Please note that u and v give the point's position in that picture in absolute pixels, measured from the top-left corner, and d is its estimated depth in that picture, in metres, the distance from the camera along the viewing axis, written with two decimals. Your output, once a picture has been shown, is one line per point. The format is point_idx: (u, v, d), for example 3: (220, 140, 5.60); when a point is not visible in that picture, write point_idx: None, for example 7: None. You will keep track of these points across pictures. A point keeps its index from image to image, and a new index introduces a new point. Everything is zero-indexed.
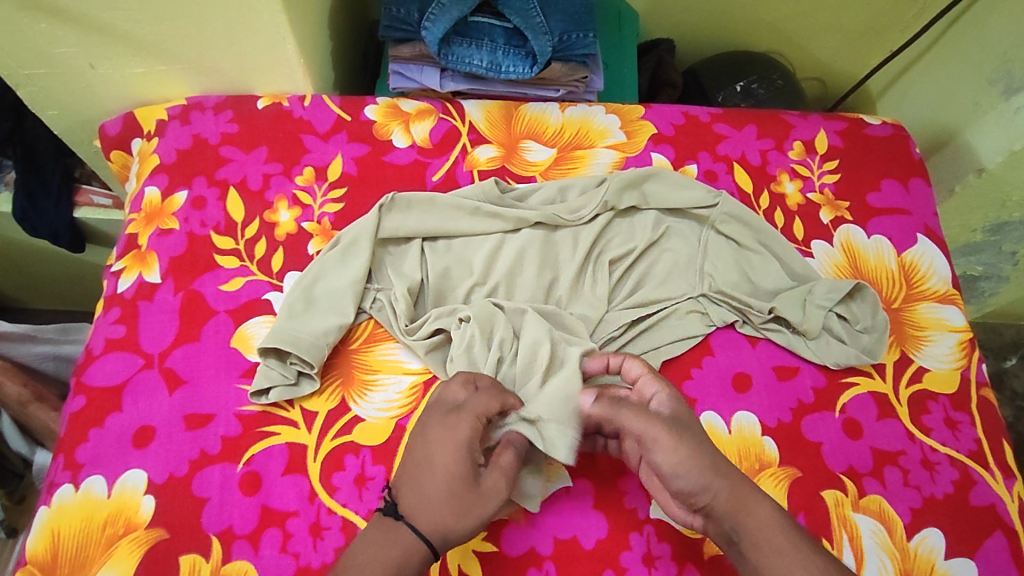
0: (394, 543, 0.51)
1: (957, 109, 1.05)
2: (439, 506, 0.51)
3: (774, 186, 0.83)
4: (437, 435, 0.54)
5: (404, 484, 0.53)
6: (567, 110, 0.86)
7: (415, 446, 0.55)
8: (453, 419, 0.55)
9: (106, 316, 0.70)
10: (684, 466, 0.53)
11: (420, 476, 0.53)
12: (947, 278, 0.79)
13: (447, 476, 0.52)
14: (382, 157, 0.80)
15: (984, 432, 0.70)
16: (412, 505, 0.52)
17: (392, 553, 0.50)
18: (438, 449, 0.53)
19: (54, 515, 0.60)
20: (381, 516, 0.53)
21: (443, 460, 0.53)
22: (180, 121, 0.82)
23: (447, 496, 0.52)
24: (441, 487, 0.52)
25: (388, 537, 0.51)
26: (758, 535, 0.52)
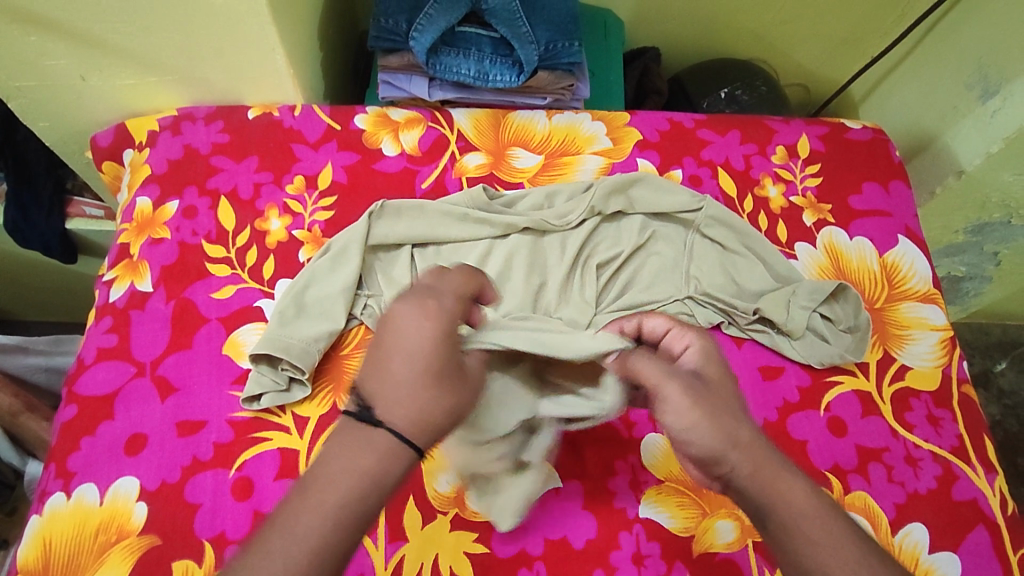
0: (375, 451, 0.43)
1: (937, 112, 1.07)
2: (424, 396, 0.45)
3: (757, 190, 0.84)
4: (414, 319, 0.46)
5: (379, 379, 0.45)
6: (554, 117, 0.87)
7: (387, 340, 0.46)
8: (442, 306, 0.47)
9: (98, 325, 0.71)
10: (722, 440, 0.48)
11: (397, 369, 0.45)
12: (928, 277, 0.81)
13: (433, 365, 0.45)
14: (371, 165, 0.81)
15: (966, 428, 0.71)
16: (393, 405, 0.44)
17: (374, 463, 0.43)
18: (415, 334, 0.46)
19: (45, 524, 0.60)
20: (352, 424, 0.44)
21: (431, 347, 0.46)
22: (171, 131, 0.83)
23: (437, 389, 0.45)
24: (429, 377, 0.45)
25: (366, 446, 0.43)
26: (795, 516, 0.46)
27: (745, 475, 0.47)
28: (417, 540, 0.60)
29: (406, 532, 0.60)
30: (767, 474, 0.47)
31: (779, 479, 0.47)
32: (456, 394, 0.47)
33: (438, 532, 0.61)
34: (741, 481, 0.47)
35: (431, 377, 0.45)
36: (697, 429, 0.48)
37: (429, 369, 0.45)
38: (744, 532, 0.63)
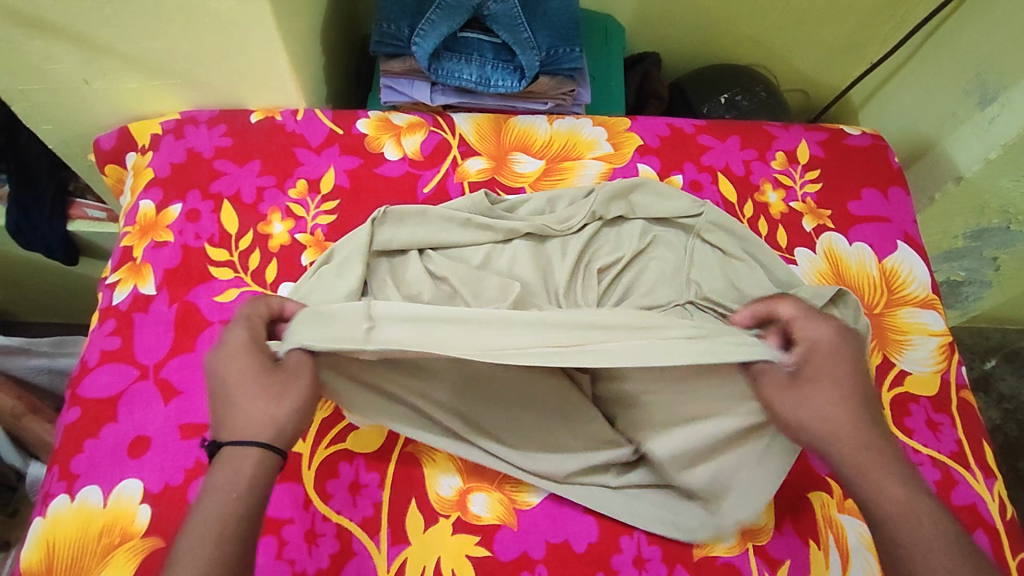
0: (231, 467, 0.48)
1: (936, 118, 1.08)
2: (248, 401, 0.50)
3: (757, 196, 0.85)
4: (218, 355, 0.53)
5: (217, 411, 0.51)
6: (555, 122, 0.88)
7: (212, 384, 0.53)
8: (233, 335, 0.53)
9: (101, 328, 0.71)
10: (827, 414, 0.53)
11: (222, 397, 0.51)
12: (927, 283, 0.81)
13: (255, 375, 0.51)
14: (373, 169, 0.82)
15: (965, 433, 0.72)
16: (231, 428, 0.50)
17: (234, 474, 0.48)
18: (225, 363, 0.52)
19: (49, 526, 0.60)
20: (210, 459, 0.50)
21: (243, 365, 0.51)
22: (175, 135, 0.83)
23: (255, 388, 0.50)
24: (256, 387, 0.50)
25: (224, 466, 0.49)
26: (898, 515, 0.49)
27: (847, 465, 0.52)
28: (418, 543, 0.61)
29: (408, 535, 0.61)
30: (870, 467, 0.51)
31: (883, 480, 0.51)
32: (289, 389, 0.51)
33: (440, 535, 0.61)
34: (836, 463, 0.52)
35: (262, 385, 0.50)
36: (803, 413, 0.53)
37: (254, 379, 0.51)
38: (744, 535, 0.63)
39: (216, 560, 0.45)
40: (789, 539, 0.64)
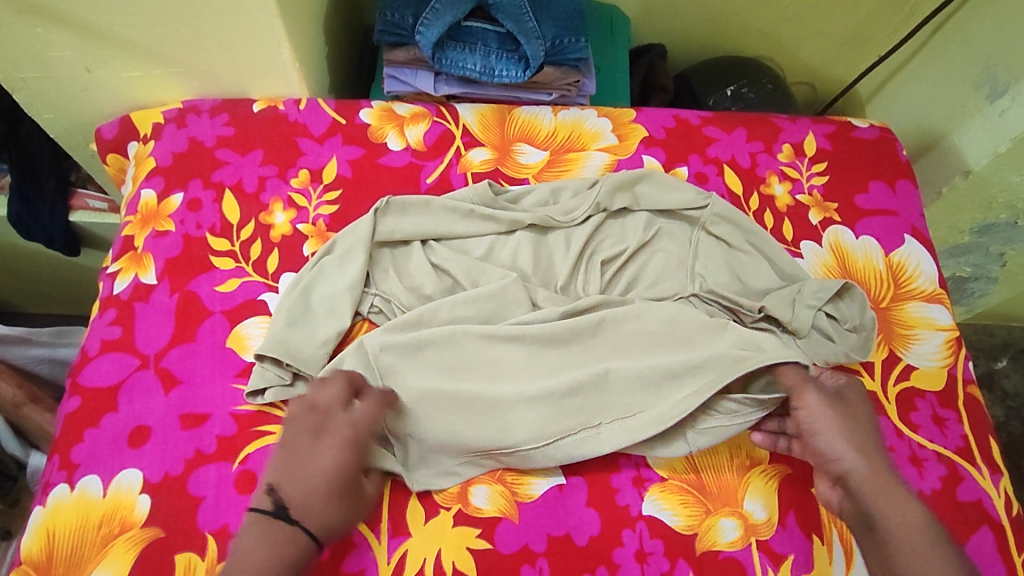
0: (285, 541, 0.52)
1: (944, 112, 1.07)
2: (332, 508, 0.55)
3: (763, 188, 0.84)
4: (328, 448, 0.56)
5: (293, 481, 0.54)
6: (559, 113, 0.87)
7: (300, 455, 0.56)
8: (334, 427, 0.57)
9: (102, 317, 0.70)
10: (835, 429, 0.61)
11: (314, 475, 0.55)
12: (934, 278, 0.80)
13: (337, 478, 0.55)
14: (376, 159, 0.81)
15: (971, 429, 0.71)
16: (305, 509, 0.54)
17: (283, 551, 0.52)
18: (331, 459, 0.56)
19: (49, 515, 0.60)
20: (268, 519, 0.53)
21: (342, 464, 0.56)
22: (176, 124, 0.82)
23: (342, 501, 0.56)
24: (333, 488, 0.55)
25: (277, 536, 0.52)
26: (901, 526, 0.56)
27: (857, 478, 0.58)
28: (419, 534, 0.60)
29: (408, 527, 0.60)
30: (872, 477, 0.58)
31: (894, 497, 0.57)
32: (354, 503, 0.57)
33: (441, 526, 0.61)
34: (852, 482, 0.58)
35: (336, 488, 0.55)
36: (820, 418, 0.61)
37: (340, 482, 0.55)
38: (747, 530, 0.63)
39: None
40: (792, 534, 0.63)
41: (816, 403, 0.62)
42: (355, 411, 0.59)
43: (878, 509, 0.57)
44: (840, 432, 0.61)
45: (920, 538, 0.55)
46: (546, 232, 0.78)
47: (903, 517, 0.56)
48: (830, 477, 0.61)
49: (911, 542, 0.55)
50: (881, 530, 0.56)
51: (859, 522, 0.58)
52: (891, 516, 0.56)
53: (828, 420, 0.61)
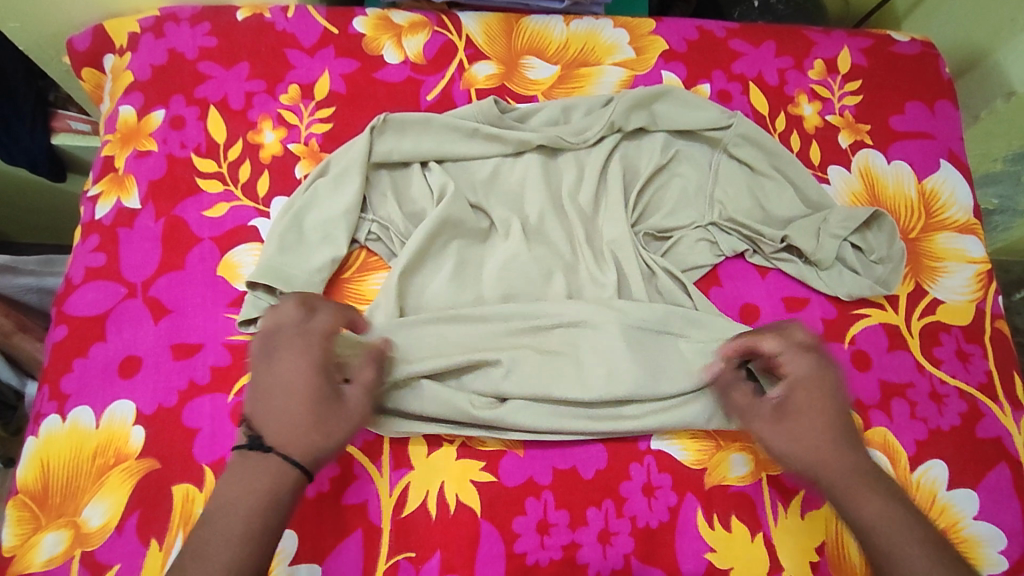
0: (263, 473, 0.48)
1: (991, 25, 0.97)
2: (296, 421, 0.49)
3: (791, 108, 0.78)
4: (290, 360, 0.51)
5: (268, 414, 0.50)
6: (572, 23, 0.79)
7: (268, 383, 0.51)
8: (289, 343, 0.52)
9: (85, 243, 0.67)
10: (782, 440, 0.55)
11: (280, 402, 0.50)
12: (968, 207, 0.75)
13: (310, 396, 0.50)
14: (371, 74, 0.74)
15: (996, 364, 0.68)
16: (277, 436, 0.49)
17: (261, 485, 0.47)
18: (291, 373, 0.50)
19: (43, 445, 0.58)
20: (242, 453, 0.49)
21: (305, 378, 0.50)
22: (154, 33, 0.75)
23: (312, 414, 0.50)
24: (309, 416, 0.50)
25: (254, 471, 0.48)
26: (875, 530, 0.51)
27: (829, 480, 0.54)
28: (422, 467, 0.59)
29: (411, 460, 0.59)
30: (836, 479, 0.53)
31: (861, 491, 0.53)
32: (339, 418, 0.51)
33: (445, 459, 0.59)
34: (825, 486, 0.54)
35: (313, 414, 0.50)
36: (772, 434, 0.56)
37: (309, 400, 0.50)
38: (758, 465, 0.61)
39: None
40: None
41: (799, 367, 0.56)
42: (316, 323, 0.53)
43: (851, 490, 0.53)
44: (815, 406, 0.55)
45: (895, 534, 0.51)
46: (555, 154, 0.73)
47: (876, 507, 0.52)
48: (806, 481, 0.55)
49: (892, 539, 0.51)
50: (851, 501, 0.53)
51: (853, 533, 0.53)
52: (866, 517, 0.52)
53: (804, 393, 0.56)
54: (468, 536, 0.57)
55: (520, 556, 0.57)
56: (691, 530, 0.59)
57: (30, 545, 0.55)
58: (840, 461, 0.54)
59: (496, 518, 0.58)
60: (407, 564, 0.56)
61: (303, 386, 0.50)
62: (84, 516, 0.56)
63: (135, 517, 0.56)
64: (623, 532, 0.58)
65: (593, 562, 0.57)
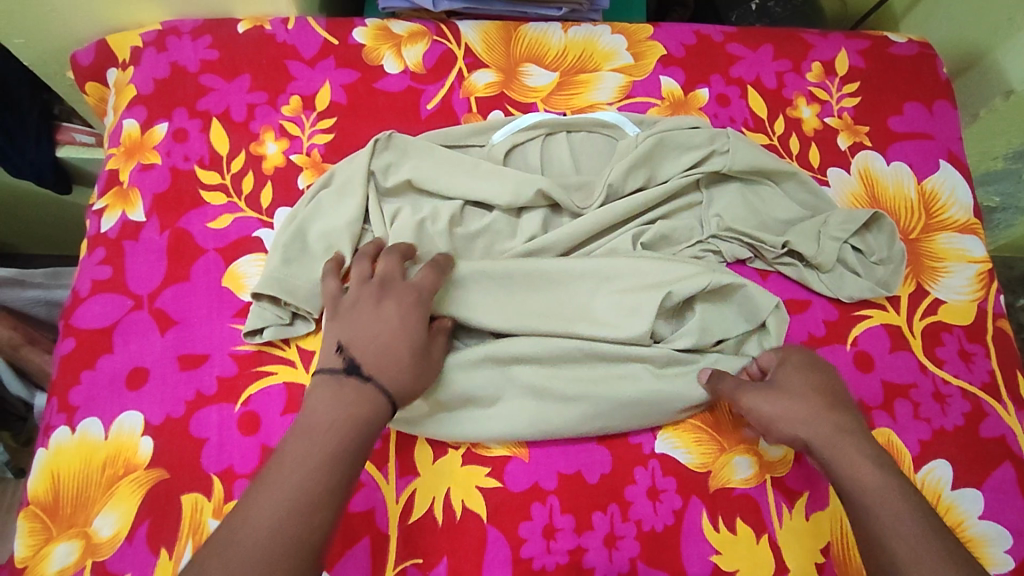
0: (370, 403, 0.51)
1: (988, 25, 0.97)
2: (406, 368, 0.53)
3: (790, 111, 0.78)
4: (395, 307, 0.55)
5: (379, 357, 0.52)
6: (570, 30, 0.80)
7: (370, 326, 0.53)
8: (400, 294, 0.56)
9: (91, 257, 0.68)
10: (779, 412, 0.57)
11: (393, 340, 0.53)
12: (969, 206, 0.75)
13: (416, 342, 0.54)
14: (372, 84, 0.75)
15: (999, 364, 0.68)
16: (382, 373, 0.52)
17: (359, 416, 0.50)
18: (394, 317, 0.54)
19: (52, 457, 0.59)
20: (339, 380, 0.51)
21: (415, 326, 0.55)
22: (156, 48, 0.76)
23: (416, 359, 0.54)
24: (410, 357, 0.54)
25: (367, 399, 0.51)
26: (863, 490, 0.52)
27: (818, 444, 0.55)
28: (428, 474, 0.59)
29: (417, 467, 0.60)
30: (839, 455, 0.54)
31: (853, 457, 0.54)
32: (428, 372, 0.56)
33: (450, 465, 0.60)
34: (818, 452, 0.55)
35: (414, 354, 0.54)
36: (767, 408, 0.57)
37: (413, 346, 0.54)
38: (762, 467, 0.62)
39: (317, 490, 0.47)
40: (808, 471, 0.62)
41: (758, 399, 0.58)
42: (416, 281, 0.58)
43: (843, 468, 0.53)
44: (791, 413, 0.56)
45: (898, 504, 0.51)
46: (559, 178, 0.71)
47: (878, 477, 0.52)
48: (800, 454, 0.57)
49: (885, 502, 0.51)
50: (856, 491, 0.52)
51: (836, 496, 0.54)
52: (860, 481, 0.52)
53: (770, 403, 0.57)
54: (475, 542, 0.57)
55: (527, 561, 0.57)
56: (696, 533, 0.59)
57: (41, 557, 0.56)
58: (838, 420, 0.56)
59: (502, 524, 0.58)
60: (414, 572, 0.57)
61: (389, 311, 0.54)
62: (94, 527, 0.56)
63: (144, 527, 0.56)
64: (629, 536, 0.58)
65: (599, 566, 0.57)
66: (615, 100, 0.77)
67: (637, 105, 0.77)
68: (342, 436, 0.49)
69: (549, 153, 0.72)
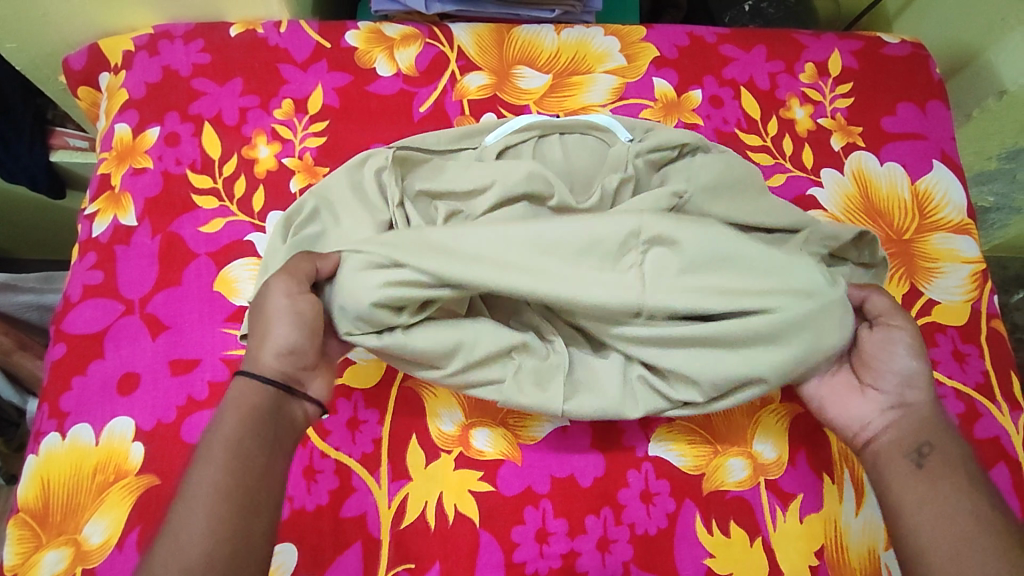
0: (250, 403, 0.48)
1: (981, 25, 0.97)
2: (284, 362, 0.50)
3: (783, 112, 0.78)
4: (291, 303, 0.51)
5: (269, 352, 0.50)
6: (563, 32, 0.80)
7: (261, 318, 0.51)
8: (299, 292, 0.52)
9: (82, 262, 0.67)
10: (913, 354, 0.55)
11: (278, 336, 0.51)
12: (962, 207, 0.75)
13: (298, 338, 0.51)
14: (364, 86, 0.75)
15: (993, 364, 0.68)
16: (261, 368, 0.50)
17: (241, 421, 0.47)
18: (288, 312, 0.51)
19: (42, 463, 0.59)
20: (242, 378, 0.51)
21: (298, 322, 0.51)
22: (149, 52, 0.76)
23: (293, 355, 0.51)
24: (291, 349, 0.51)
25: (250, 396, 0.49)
26: (949, 459, 0.52)
27: (918, 408, 0.54)
28: (420, 478, 0.59)
29: (409, 471, 0.59)
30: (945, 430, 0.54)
31: (946, 435, 0.54)
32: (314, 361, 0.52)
33: (443, 469, 0.59)
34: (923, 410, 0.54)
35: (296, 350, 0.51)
36: (899, 345, 0.55)
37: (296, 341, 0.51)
38: (756, 469, 0.61)
39: (220, 506, 0.44)
40: (802, 473, 0.62)
41: (906, 337, 0.55)
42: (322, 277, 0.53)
43: (934, 439, 0.53)
44: (919, 368, 0.55)
45: (968, 481, 0.51)
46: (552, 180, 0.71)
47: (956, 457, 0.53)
48: (882, 403, 0.55)
49: (957, 474, 0.51)
50: (935, 460, 0.52)
51: (910, 450, 0.53)
52: (943, 446, 0.53)
53: (916, 349, 0.55)
54: (467, 547, 0.57)
55: (519, 565, 0.57)
56: (690, 537, 0.59)
57: (31, 563, 0.56)
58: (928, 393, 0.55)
59: (495, 528, 0.58)
60: None
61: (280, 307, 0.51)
62: (84, 533, 0.56)
63: (135, 533, 0.56)
64: (622, 539, 0.58)
65: (592, 570, 0.57)
66: (609, 102, 0.77)
67: (630, 107, 0.77)
68: (230, 443, 0.46)
69: (541, 155, 0.72)
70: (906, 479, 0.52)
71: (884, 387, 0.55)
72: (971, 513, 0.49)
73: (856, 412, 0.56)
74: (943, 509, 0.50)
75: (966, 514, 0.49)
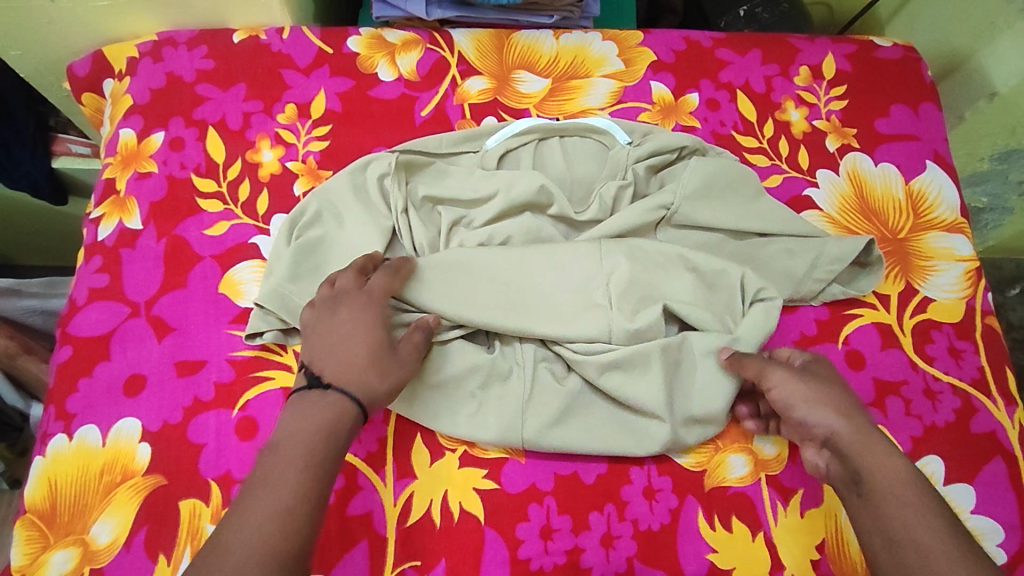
0: (333, 409, 0.51)
1: (971, 29, 0.99)
2: (363, 372, 0.53)
3: (778, 114, 0.79)
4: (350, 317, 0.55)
5: (339, 364, 0.53)
6: (561, 37, 0.81)
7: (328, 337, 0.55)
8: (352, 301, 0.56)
9: (88, 265, 0.68)
10: (799, 399, 0.56)
11: (351, 346, 0.54)
12: (956, 206, 0.76)
13: (371, 351, 0.54)
14: (367, 91, 0.76)
15: (988, 360, 0.69)
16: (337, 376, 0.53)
17: (321, 428, 0.50)
18: (351, 324, 0.55)
19: (49, 465, 0.59)
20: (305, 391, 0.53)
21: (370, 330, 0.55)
22: (153, 58, 0.77)
23: (375, 365, 0.54)
24: (367, 357, 0.54)
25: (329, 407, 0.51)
26: (886, 481, 0.52)
27: (843, 437, 0.54)
28: (425, 476, 0.60)
29: (414, 469, 0.60)
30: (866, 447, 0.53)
31: (875, 450, 0.53)
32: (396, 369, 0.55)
33: (448, 468, 0.60)
34: (840, 441, 0.54)
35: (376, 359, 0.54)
36: (785, 391, 0.57)
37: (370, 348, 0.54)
38: (757, 465, 0.62)
39: (283, 511, 0.46)
40: (802, 469, 0.62)
41: (786, 381, 0.57)
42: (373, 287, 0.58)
43: (865, 467, 0.53)
44: (818, 401, 0.56)
45: (908, 496, 0.51)
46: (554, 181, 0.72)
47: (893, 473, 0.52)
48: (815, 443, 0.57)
49: (895, 494, 0.51)
50: (874, 485, 0.52)
51: (847, 483, 0.54)
52: (875, 471, 0.52)
53: (797, 390, 0.56)
54: (473, 544, 0.58)
55: (524, 562, 0.57)
56: (693, 532, 0.59)
57: (39, 564, 0.56)
58: (853, 418, 0.55)
59: (500, 525, 0.58)
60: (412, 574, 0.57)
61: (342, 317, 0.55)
62: (92, 533, 0.56)
63: (142, 533, 0.56)
64: (625, 535, 0.59)
65: (596, 566, 0.58)
66: (607, 105, 0.78)
67: (628, 110, 0.78)
68: (311, 450, 0.49)
69: (540, 158, 0.73)
70: (852, 513, 0.53)
71: (802, 431, 0.57)
72: (919, 530, 0.49)
73: (800, 452, 0.59)
74: (890, 535, 0.50)
75: (907, 538, 0.49)
